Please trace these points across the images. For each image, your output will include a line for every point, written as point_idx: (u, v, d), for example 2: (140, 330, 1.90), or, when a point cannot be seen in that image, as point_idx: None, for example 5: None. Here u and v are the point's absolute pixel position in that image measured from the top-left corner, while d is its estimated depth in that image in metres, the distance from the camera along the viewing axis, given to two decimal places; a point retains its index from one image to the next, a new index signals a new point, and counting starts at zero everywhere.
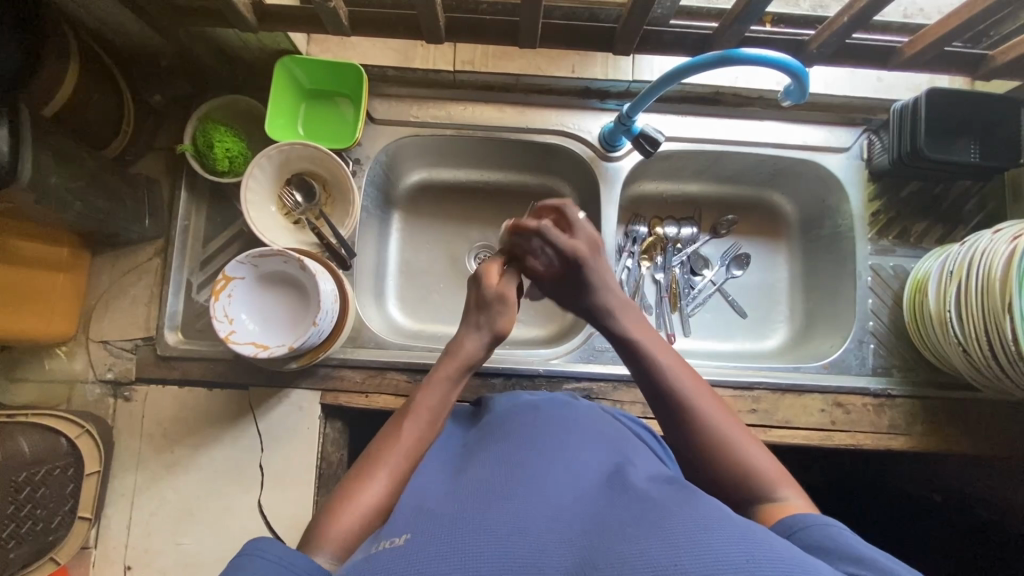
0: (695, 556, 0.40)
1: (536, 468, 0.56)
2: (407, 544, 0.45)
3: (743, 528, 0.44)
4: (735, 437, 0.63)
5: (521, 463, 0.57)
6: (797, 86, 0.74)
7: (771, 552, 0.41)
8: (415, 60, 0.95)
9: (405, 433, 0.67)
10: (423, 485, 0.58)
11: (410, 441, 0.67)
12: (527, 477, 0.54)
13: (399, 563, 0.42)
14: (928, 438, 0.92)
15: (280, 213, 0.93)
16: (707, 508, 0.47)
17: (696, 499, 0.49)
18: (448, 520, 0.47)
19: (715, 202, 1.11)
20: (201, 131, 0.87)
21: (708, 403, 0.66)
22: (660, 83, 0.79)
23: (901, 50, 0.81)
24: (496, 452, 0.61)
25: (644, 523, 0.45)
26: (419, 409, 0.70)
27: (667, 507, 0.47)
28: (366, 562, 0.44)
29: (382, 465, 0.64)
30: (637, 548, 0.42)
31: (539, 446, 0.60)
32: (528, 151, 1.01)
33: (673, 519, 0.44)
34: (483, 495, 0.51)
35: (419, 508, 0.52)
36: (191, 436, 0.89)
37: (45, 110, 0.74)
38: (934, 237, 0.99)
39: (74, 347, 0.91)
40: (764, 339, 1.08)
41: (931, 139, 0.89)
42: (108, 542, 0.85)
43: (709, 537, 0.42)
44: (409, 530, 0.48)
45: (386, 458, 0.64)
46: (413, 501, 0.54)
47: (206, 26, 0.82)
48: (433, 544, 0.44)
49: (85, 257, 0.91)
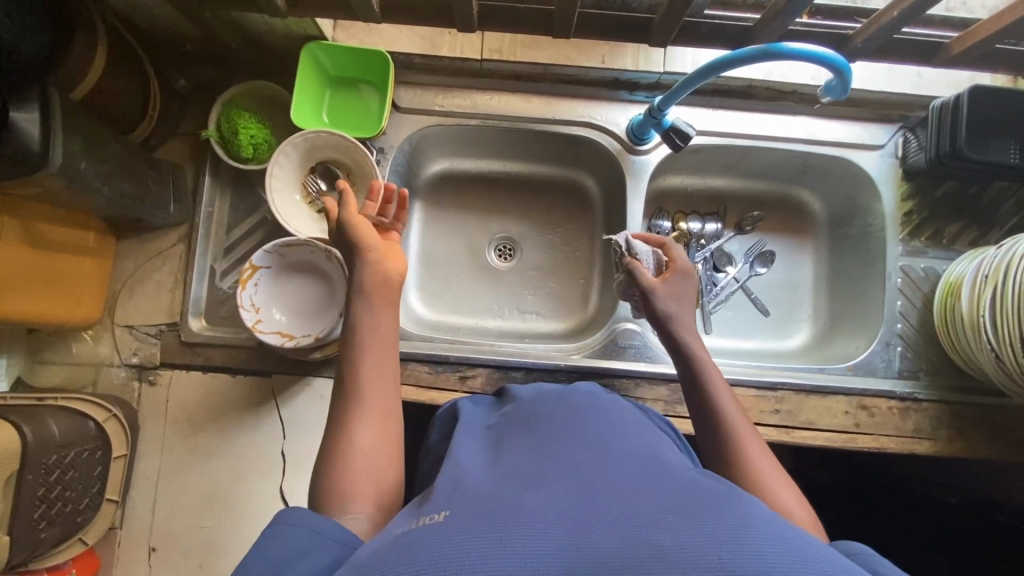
0: (741, 552, 0.39)
1: (572, 452, 0.55)
2: (449, 523, 0.44)
3: (784, 528, 0.42)
4: (770, 477, 0.59)
5: (555, 449, 0.56)
6: (839, 82, 0.72)
7: (814, 556, 0.39)
8: (443, 48, 0.95)
9: (364, 382, 0.63)
10: (458, 462, 0.57)
11: (371, 385, 0.63)
12: (561, 460, 0.53)
13: (441, 544, 0.41)
14: (953, 442, 0.90)
15: (303, 202, 0.92)
16: (749, 505, 0.45)
17: (736, 493, 0.48)
18: (488, 502, 0.46)
19: (741, 198, 1.09)
20: (226, 117, 0.86)
21: (752, 443, 0.63)
22: (695, 77, 0.77)
23: (948, 46, 0.78)
24: (528, 436, 0.60)
25: (685, 514, 0.43)
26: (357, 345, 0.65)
27: (708, 502, 0.45)
28: (405, 538, 0.43)
29: (356, 414, 0.61)
30: (678, 540, 0.40)
31: (572, 431, 0.59)
32: (555, 143, 1.00)
33: (720, 516, 0.43)
34: (519, 478, 0.50)
35: (455, 487, 0.51)
36: (215, 421, 0.89)
37: (73, 94, 0.73)
38: (968, 238, 0.97)
39: (100, 331, 0.91)
40: (786, 338, 1.07)
41: (971, 138, 0.86)
42: (134, 524, 0.87)
43: (752, 536, 0.40)
44: (448, 507, 0.47)
45: (363, 413, 0.61)
46: (448, 480, 0.53)
47: (235, 12, 0.81)
48: (475, 527, 0.43)
49: (110, 242, 0.91)
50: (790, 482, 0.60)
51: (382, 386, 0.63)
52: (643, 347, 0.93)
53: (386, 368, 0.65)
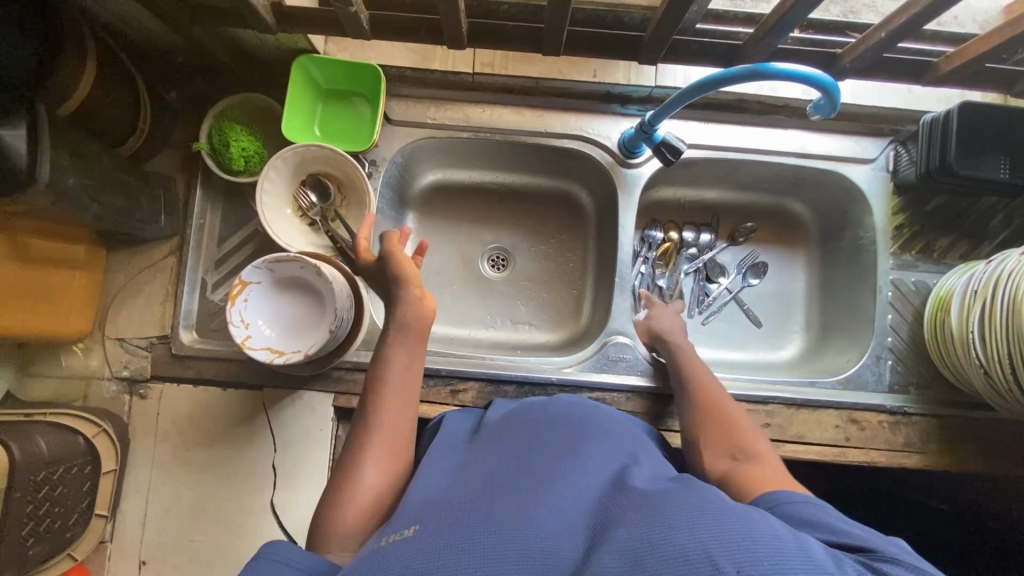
0: (700, 541, 0.39)
1: (544, 462, 0.55)
2: (417, 536, 0.43)
3: (739, 510, 0.43)
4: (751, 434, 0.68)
5: (524, 459, 0.56)
6: (827, 101, 0.72)
7: (766, 533, 0.40)
8: (435, 62, 0.98)
9: (384, 410, 0.67)
10: (429, 480, 0.57)
11: (393, 423, 0.66)
12: (533, 471, 0.53)
13: (409, 556, 0.41)
14: (943, 456, 0.91)
15: (294, 215, 0.92)
16: (712, 497, 0.46)
17: (702, 489, 0.48)
18: (457, 513, 0.46)
19: (733, 209, 1.09)
20: (217, 130, 0.86)
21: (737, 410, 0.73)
22: (686, 94, 0.77)
23: (937, 64, 0.79)
24: (502, 447, 0.60)
25: (649, 513, 0.44)
26: (390, 380, 0.69)
27: (670, 497, 0.46)
28: (373, 555, 0.43)
29: (372, 447, 0.63)
30: (641, 539, 0.41)
31: (546, 441, 0.60)
32: (547, 154, 1.00)
33: (678, 508, 0.43)
34: (490, 489, 0.51)
35: (425, 504, 0.51)
36: (206, 434, 0.89)
37: (63, 109, 0.73)
38: (958, 252, 0.98)
39: (91, 343, 0.91)
40: (778, 350, 1.07)
41: (961, 154, 0.86)
42: (124, 537, 0.87)
43: (709, 520, 0.41)
44: (417, 521, 0.47)
45: (377, 444, 0.64)
46: (419, 498, 0.53)
47: (225, 26, 0.81)
48: (443, 536, 0.42)
49: (101, 254, 0.91)
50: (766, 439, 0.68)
51: (401, 417, 0.67)
52: (635, 361, 0.93)
53: (408, 401, 0.69)
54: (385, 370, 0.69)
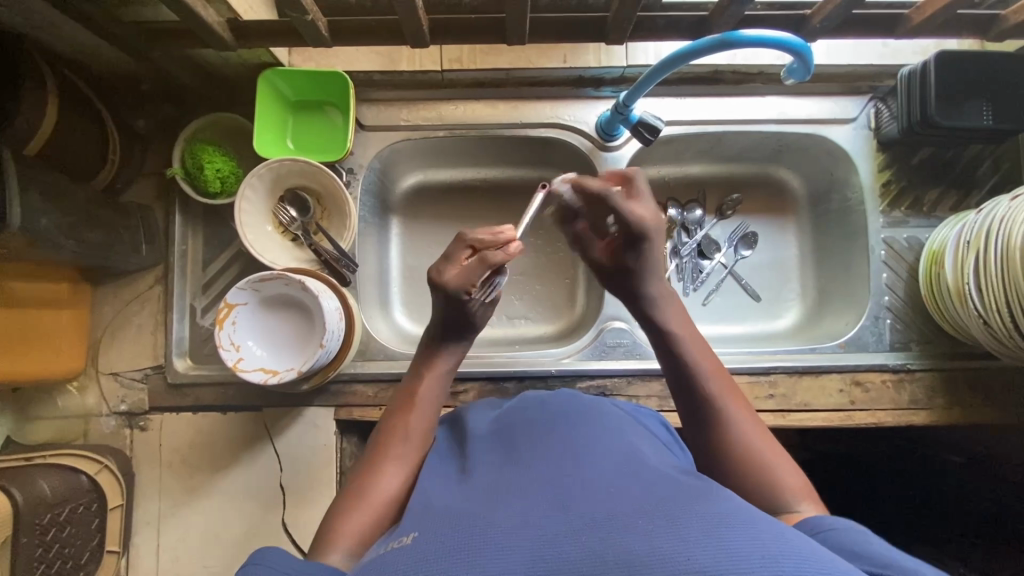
0: (706, 556, 0.36)
1: (544, 465, 0.54)
2: (414, 544, 0.43)
3: (753, 520, 0.40)
4: (764, 451, 0.60)
5: (528, 463, 0.55)
6: (801, 64, 0.71)
7: (784, 547, 0.37)
8: (402, 63, 0.94)
9: (412, 425, 0.69)
10: (432, 488, 0.56)
11: (417, 437, 0.68)
12: (536, 474, 0.52)
13: (406, 563, 0.40)
14: (948, 408, 0.90)
15: (275, 232, 0.91)
16: (722, 501, 0.43)
17: (711, 492, 0.46)
18: (459, 519, 0.45)
19: (719, 182, 1.08)
20: (189, 153, 0.85)
21: (739, 411, 0.63)
22: (658, 70, 0.76)
23: (908, 16, 0.77)
24: (501, 452, 0.59)
25: (652, 516, 0.42)
26: (422, 400, 0.72)
27: (681, 501, 0.44)
28: (372, 562, 0.42)
29: (391, 459, 0.65)
30: (646, 545, 0.38)
31: (551, 443, 0.58)
32: (526, 145, 0.98)
33: (687, 513, 0.41)
34: (489, 495, 0.49)
35: (425, 510, 0.50)
36: (210, 460, 0.89)
37: (28, 149, 0.72)
38: (948, 204, 0.97)
39: (85, 381, 0.90)
40: (777, 320, 1.06)
41: (942, 104, 0.85)
42: (140, 571, 0.87)
43: (721, 530, 0.38)
44: (417, 528, 0.46)
45: (397, 454, 0.66)
46: (421, 504, 0.52)
47: (186, 47, 0.79)
48: (441, 541, 0.42)
49: (85, 290, 0.90)
50: (783, 449, 0.61)
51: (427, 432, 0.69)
52: (633, 345, 0.92)
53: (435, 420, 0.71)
54: (420, 393, 0.72)
